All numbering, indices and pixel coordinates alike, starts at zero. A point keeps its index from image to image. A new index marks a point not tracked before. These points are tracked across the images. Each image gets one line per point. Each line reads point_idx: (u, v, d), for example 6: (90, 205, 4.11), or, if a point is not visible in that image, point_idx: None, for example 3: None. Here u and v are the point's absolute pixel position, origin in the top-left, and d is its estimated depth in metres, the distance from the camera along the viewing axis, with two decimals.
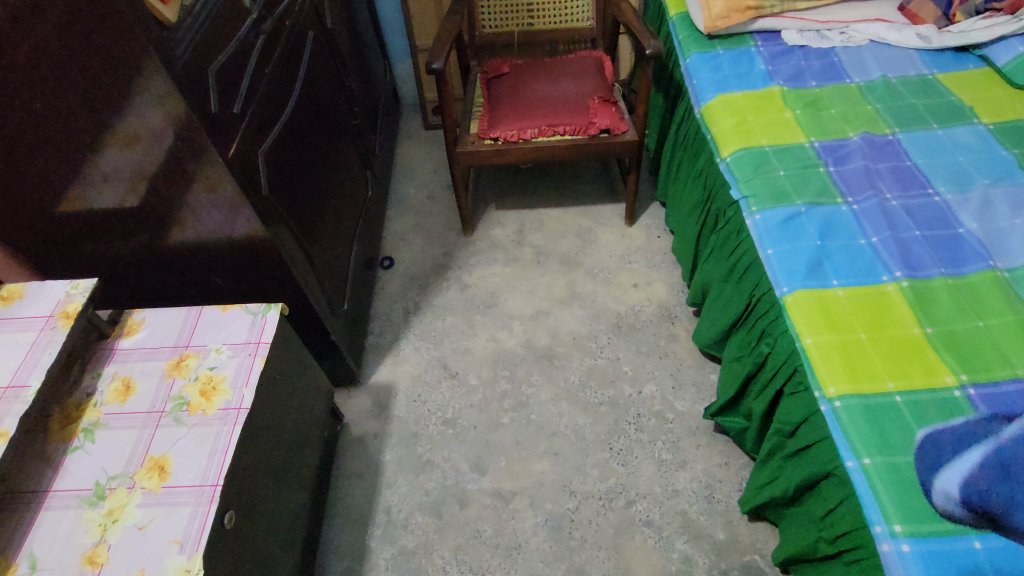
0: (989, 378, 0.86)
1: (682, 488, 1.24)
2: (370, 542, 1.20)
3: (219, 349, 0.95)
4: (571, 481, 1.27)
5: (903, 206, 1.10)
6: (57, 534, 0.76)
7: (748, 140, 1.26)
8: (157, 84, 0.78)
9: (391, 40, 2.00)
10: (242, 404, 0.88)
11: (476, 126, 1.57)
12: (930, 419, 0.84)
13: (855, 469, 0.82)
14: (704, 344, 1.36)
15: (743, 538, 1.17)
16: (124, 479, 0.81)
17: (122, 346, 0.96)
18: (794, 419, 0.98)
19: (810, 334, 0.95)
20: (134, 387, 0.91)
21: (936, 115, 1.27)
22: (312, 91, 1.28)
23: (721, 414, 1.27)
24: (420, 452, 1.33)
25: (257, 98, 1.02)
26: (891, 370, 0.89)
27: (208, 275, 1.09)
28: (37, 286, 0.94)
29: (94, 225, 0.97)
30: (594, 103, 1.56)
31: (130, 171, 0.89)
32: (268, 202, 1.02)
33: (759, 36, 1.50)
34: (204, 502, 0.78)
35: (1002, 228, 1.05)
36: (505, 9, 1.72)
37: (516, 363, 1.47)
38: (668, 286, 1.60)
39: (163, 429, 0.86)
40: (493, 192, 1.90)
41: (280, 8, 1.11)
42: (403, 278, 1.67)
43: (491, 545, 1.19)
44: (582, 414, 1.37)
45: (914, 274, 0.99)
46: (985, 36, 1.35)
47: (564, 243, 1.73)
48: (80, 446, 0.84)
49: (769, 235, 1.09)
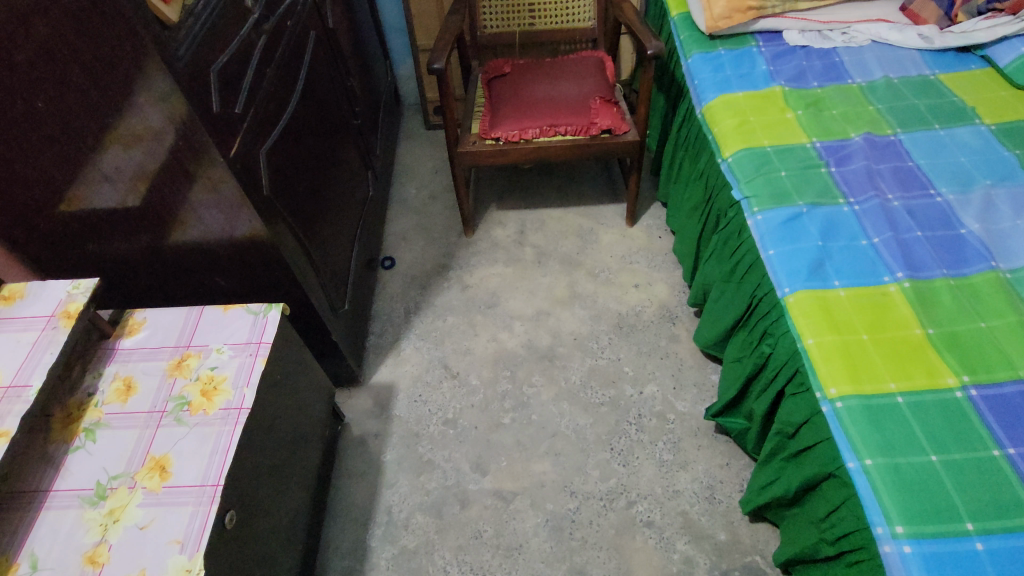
0: (990, 379, 0.86)
1: (683, 489, 1.24)
2: (371, 542, 1.20)
3: (220, 348, 0.95)
4: (572, 482, 1.27)
5: (904, 206, 1.10)
6: (58, 534, 0.76)
7: (750, 141, 1.26)
8: (159, 84, 0.78)
9: (393, 40, 2.00)
10: (243, 404, 0.88)
11: (477, 126, 1.57)
12: (931, 420, 0.84)
13: (857, 470, 0.81)
14: (705, 345, 1.36)
15: (744, 538, 1.17)
16: (125, 479, 0.81)
17: (124, 346, 0.96)
18: (795, 419, 0.98)
19: (812, 335, 0.94)
20: (135, 386, 0.91)
21: (938, 115, 1.26)
22: (313, 91, 1.28)
23: (723, 414, 1.27)
24: (421, 452, 1.33)
25: (258, 99, 1.01)
26: (893, 370, 0.89)
27: (209, 275, 1.09)
28: (38, 285, 0.95)
29: (95, 224, 0.97)
30: (596, 104, 1.55)
31: (132, 171, 0.89)
32: (269, 203, 1.02)
33: (761, 36, 1.50)
34: (205, 502, 0.78)
35: (1004, 229, 1.05)
36: (506, 9, 1.72)
37: (517, 363, 1.47)
38: (669, 286, 1.60)
39: (165, 428, 0.86)
40: (494, 192, 1.90)
41: (281, 8, 1.11)
42: (404, 278, 1.67)
43: (492, 545, 1.19)
44: (583, 415, 1.37)
45: (916, 274, 0.99)
46: (988, 36, 1.35)
47: (565, 243, 1.73)
48: (81, 446, 0.85)
49: (770, 235, 1.09)
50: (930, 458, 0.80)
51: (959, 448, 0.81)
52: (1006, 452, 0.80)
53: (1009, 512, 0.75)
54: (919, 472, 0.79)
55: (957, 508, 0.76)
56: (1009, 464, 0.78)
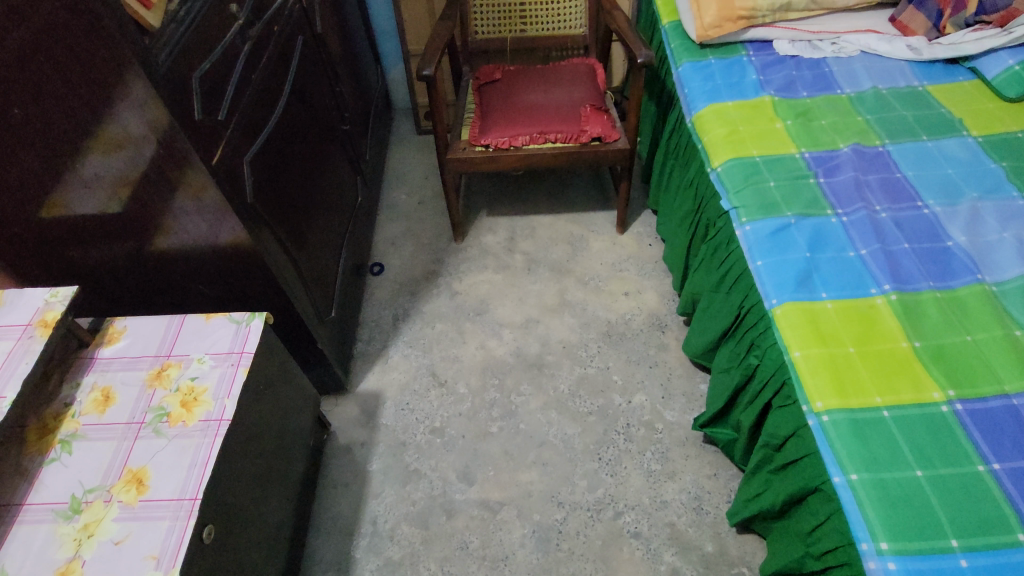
0: (976, 393, 0.86)
1: (671, 499, 1.24)
2: (355, 553, 1.19)
3: (201, 358, 0.93)
4: (560, 492, 1.26)
5: (892, 218, 1.10)
6: (30, 549, 0.74)
7: (739, 150, 1.25)
8: (139, 91, 0.77)
9: (384, 45, 2.00)
10: (223, 415, 0.87)
11: (467, 132, 1.57)
12: (917, 435, 0.83)
13: (842, 485, 0.81)
14: (694, 354, 1.35)
15: (732, 550, 1.16)
16: (101, 492, 0.79)
17: (102, 354, 0.95)
18: (783, 433, 0.98)
19: (799, 347, 0.94)
20: (114, 397, 0.89)
21: (926, 127, 1.27)
22: (301, 97, 1.26)
23: (711, 425, 1.26)
24: (407, 461, 1.31)
25: (242, 105, 1.00)
26: (880, 385, 0.89)
27: (193, 282, 1.08)
28: (15, 293, 0.93)
29: (76, 232, 0.95)
30: (586, 111, 1.55)
31: (112, 177, 0.88)
32: (253, 211, 1.01)
33: (751, 46, 1.50)
34: (183, 517, 0.77)
35: (990, 242, 1.05)
36: (497, 15, 1.72)
37: (505, 371, 1.46)
38: (659, 294, 1.60)
39: (143, 440, 0.84)
40: (484, 198, 1.89)
41: (268, 14, 1.11)
42: (392, 284, 1.66)
43: (478, 556, 1.18)
44: (571, 424, 1.36)
45: (903, 287, 0.99)
46: (976, 47, 1.36)
47: (555, 250, 1.72)
48: (56, 458, 0.83)
49: (758, 246, 1.09)
50: (915, 474, 0.80)
51: (945, 463, 0.81)
52: (991, 467, 0.79)
53: (993, 528, 0.75)
54: (904, 486, 0.79)
55: (941, 523, 0.76)
56: (994, 480, 0.78)
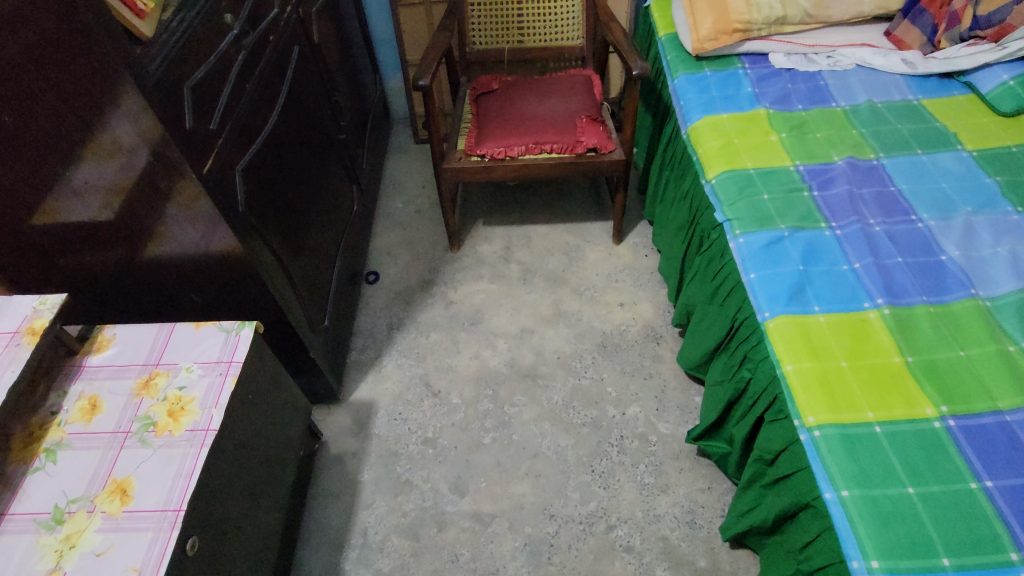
0: (969, 409, 0.85)
1: (664, 513, 1.23)
2: (345, 564, 1.18)
3: (190, 367, 0.93)
4: (552, 504, 1.25)
5: (886, 231, 1.10)
6: (10, 560, 0.73)
7: (733, 163, 1.25)
8: (130, 100, 0.77)
9: (383, 55, 2.01)
10: (210, 425, 0.86)
11: (463, 142, 1.57)
12: (909, 451, 0.83)
13: (833, 502, 0.80)
14: (688, 366, 1.34)
15: (725, 565, 1.15)
16: (85, 502, 0.79)
17: (91, 362, 0.94)
18: (775, 447, 0.97)
19: (791, 361, 0.93)
20: (100, 405, 0.89)
21: (921, 141, 1.27)
22: (297, 105, 1.27)
23: (704, 438, 1.25)
24: (399, 471, 1.30)
25: (237, 114, 1.00)
26: (872, 400, 0.88)
27: (184, 289, 1.08)
28: (5, 300, 0.92)
29: (67, 238, 0.95)
30: (582, 122, 1.55)
31: (104, 185, 0.88)
32: (246, 220, 1.00)
33: (747, 58, 1.50)
34: (166, 528, 0.76)
35: (984, 256, 1.04)
36: (494, 26, 1.73)
37: (499, 382, 1.45)
38: (654, 305, 1.59)
39: (129, 450, 0.84)
40: (481, 207, 1.89)
41: (263, 24, 1.11)
42: (388, 293, 1.66)
43: (468, 569, 1.17)
44: (564, 436, 1.35)
45: (896, 302, 0.98)
46: (970, 62, 1.35)
47: (551, 260, 1.72)
48: (40, 467, 0.82)
49: (752, 259, 1.09)
50: (907, 491, 0.79)
51: (937, 481, 0.80)
52: (984, 485, 0.79)
53: (985, 548, 0.74)
54: (895, 503, 0.78)
55: (934, 542, 0.75)
56: (986, 497, 0.77)
